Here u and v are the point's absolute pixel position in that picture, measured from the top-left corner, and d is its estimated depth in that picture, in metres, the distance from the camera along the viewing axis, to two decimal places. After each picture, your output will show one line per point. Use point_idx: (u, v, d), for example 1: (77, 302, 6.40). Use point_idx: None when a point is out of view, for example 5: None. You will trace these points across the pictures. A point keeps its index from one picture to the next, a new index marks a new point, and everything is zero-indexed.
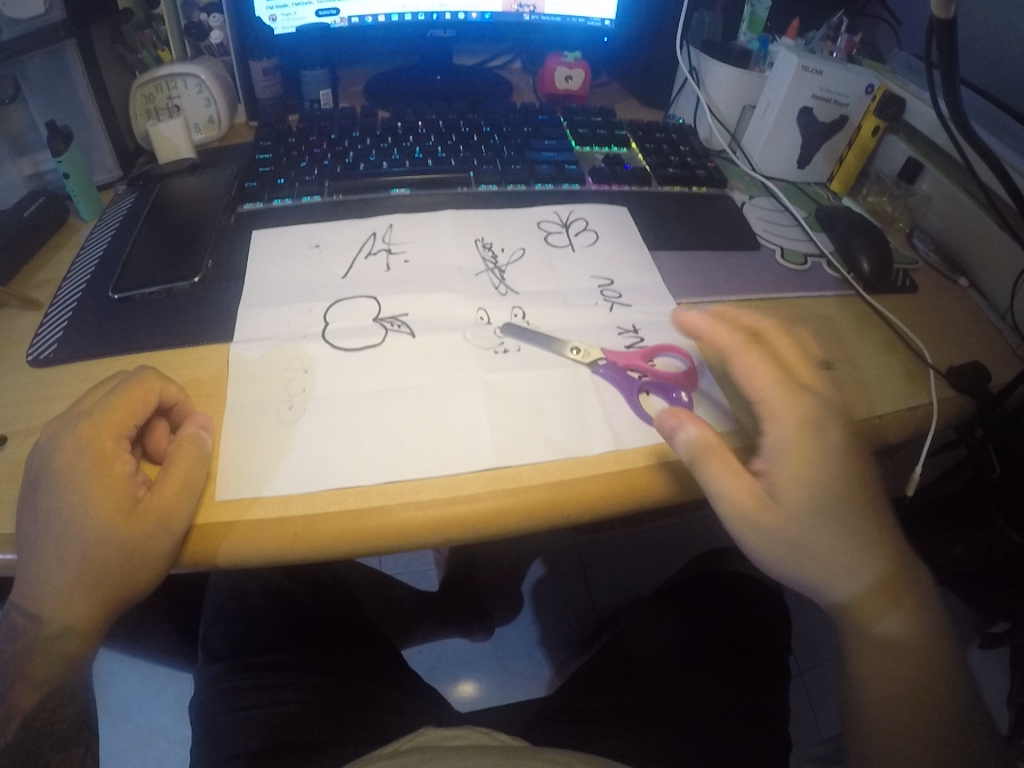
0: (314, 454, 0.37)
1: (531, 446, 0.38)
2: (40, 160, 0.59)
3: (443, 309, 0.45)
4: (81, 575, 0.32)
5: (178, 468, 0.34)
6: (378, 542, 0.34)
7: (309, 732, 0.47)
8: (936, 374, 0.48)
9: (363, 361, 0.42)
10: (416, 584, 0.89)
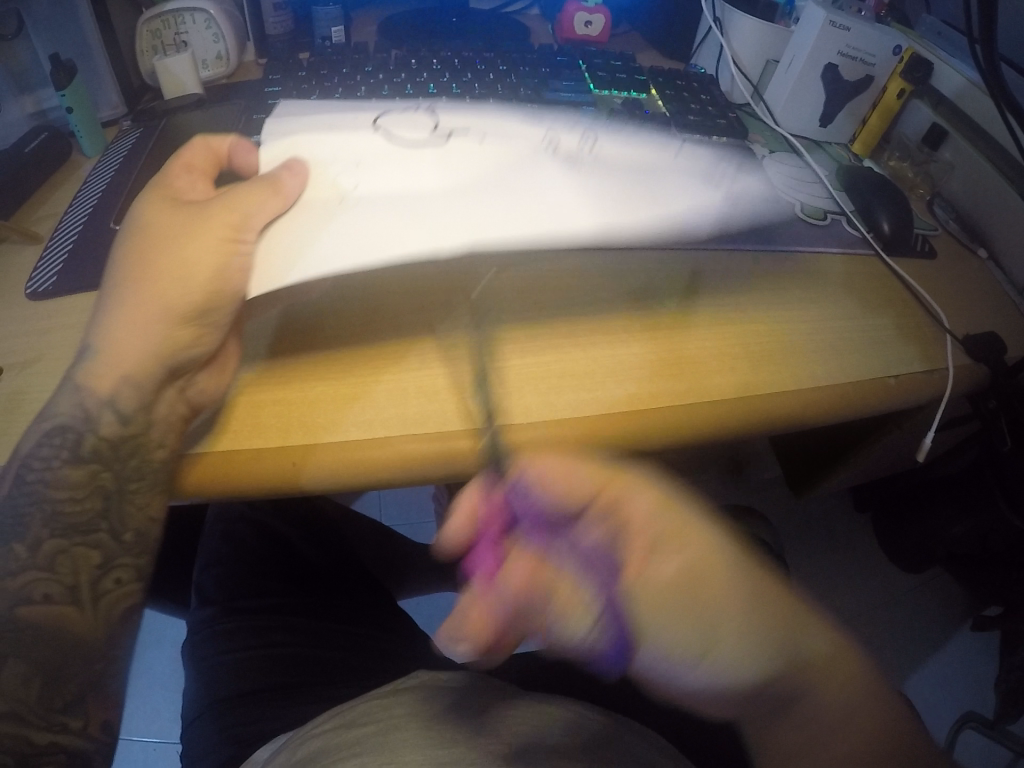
0: (374, 230, 0.37)
1: (624, 230, 0.40)
2: (42, 98, 0.57)
3: (508, 128, 0.46)
4: (134, 285, 0.37)
5: (244, 191, 0.38)
6: (378, 473, 0.34)
7: (304, 674, 0.48)
8: (952, 340, 0.48)
9: (406, 169, 0.41)
10: (414, 536, 0.89)
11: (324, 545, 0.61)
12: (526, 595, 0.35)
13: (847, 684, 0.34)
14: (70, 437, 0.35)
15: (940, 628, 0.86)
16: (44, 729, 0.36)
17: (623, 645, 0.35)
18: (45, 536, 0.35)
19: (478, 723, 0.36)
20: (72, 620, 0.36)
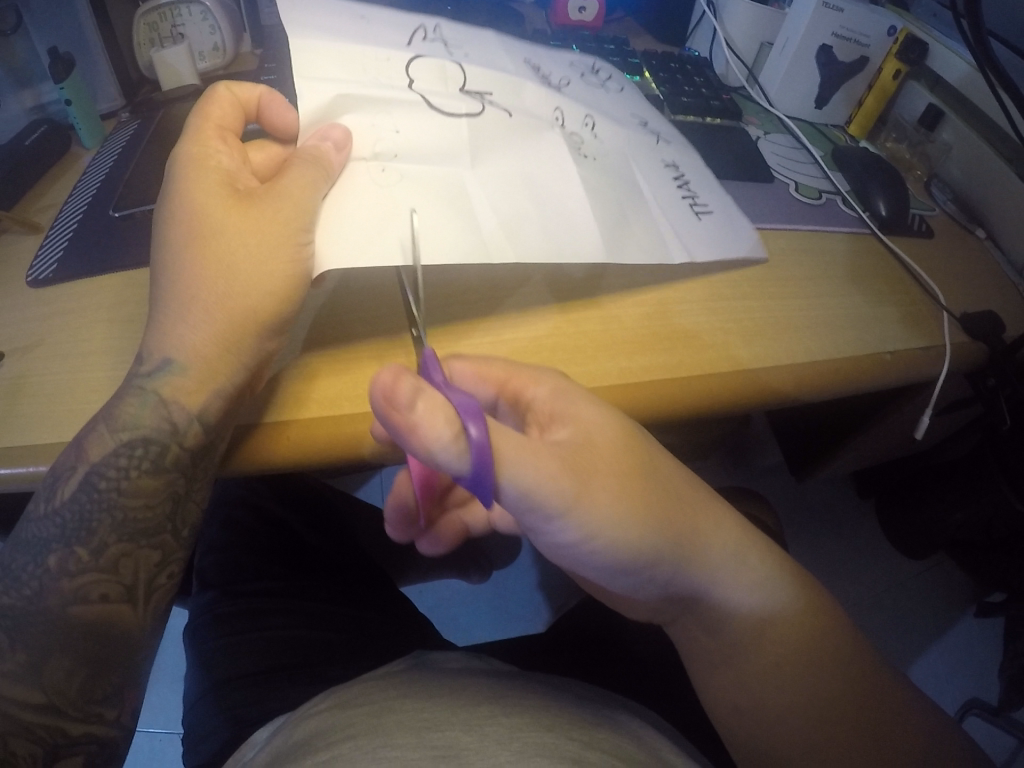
0: (432, 220, 0.36)
1: (629, 252, 0.41)
2: (42, 93, 0.58)
3: (523, 97, 0.46)
4: (203, 290, 0.33)
5: (300, 179, 0.34)
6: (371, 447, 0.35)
7: (303, 655, 0.48)
8: (949, 317, 0.48)
9: (444, 139, 0.41)
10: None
11: (323, 528, 0.62)
12: (390, 409, 0.26)
13: (760, 600, 0.36)
14: (153, 448, 0.33)
15: (944, 613, 0.86)
16: (80, 720, 0.35)
17: (483, 475, 0.26)
18: (111, 539, 0.34)
19: (476, 704, 0.36)
20: (126, 618, 0.35)
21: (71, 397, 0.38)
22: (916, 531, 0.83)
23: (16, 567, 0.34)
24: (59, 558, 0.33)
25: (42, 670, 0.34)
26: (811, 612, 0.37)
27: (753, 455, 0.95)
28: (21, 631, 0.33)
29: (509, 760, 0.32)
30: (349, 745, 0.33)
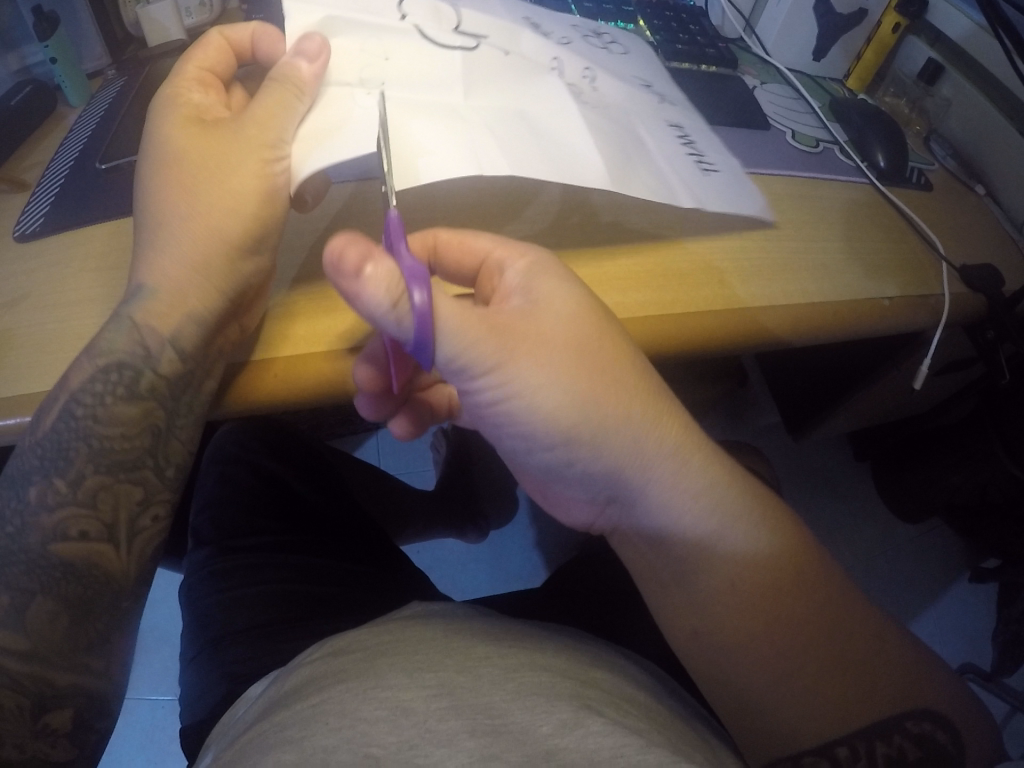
0: (422, 137, 0.34)
1: (636, 184, 0.39)
2: (26, 54, 0.57)
3: (519, 41, 0.44)
4: (179, 219, 0.34)
5: (271, 100, 0.34)
6: (346, 385, 0.37)
7: (295, 609, 0.49)
8: (948, 267, 0.47)
9: (436, 71, 0.39)
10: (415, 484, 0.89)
11: (318, 484, 0.62)
12: (337, 271, 0.27)
13: (722, 533, 0.36)
14: (127, 374, 0.34)
15: (940, 578, 0.86)
16: (67, 671, 0.35)
17: (422, 342, 0.28)
18: (89, 471, 0.34)
19: (470, 646, 0.36)
20: (109, 560, 0.35)
21: (59, 343, 0.38)
22: (911, 493, 0.82)
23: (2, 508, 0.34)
24: (38, 489, 0.34)
25: (26, 613, 0.33)
26: (792, 561, 0.37)
27: (750, 417, 0.95)
28: (5, 572, 0.33)
29: (504, 698, 0.32)
30: (340, 688, 0.33)
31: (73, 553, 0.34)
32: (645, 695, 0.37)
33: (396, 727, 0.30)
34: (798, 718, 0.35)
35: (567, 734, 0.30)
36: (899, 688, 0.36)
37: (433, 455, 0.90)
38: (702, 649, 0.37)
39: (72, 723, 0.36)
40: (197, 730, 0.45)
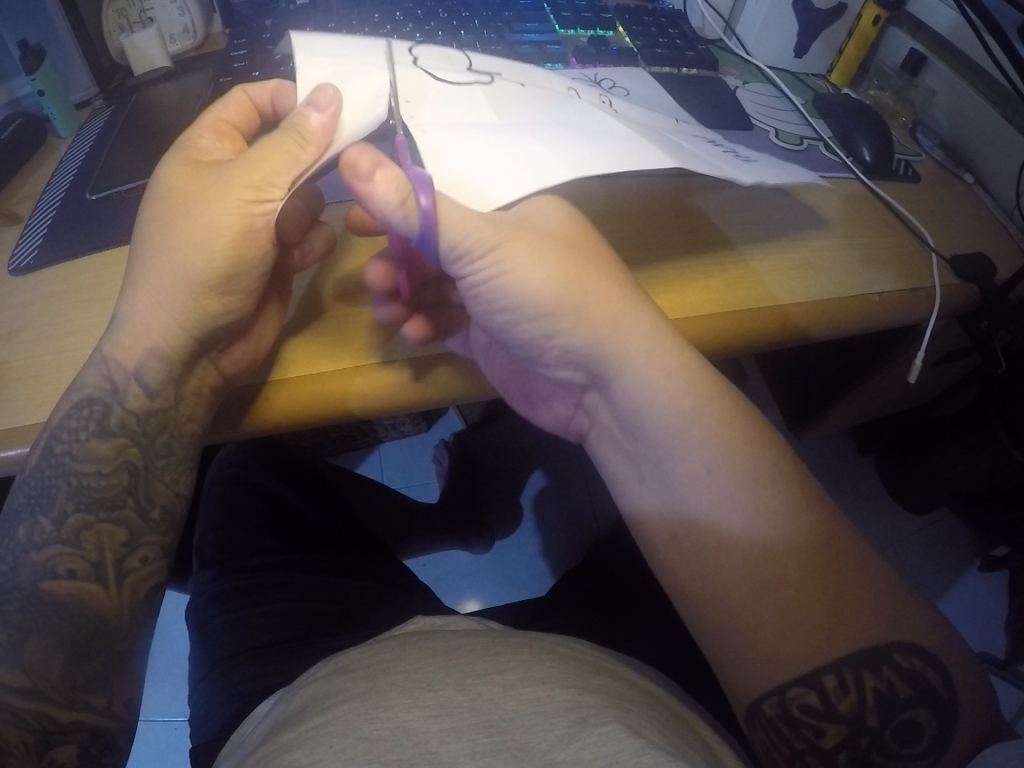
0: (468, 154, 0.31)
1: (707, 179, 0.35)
2: (15, 87, 0.57)
3: (533, 76, 0.42)
4: (153, 259, 0.34)
5: (268, 147, 0.33)
6: (343, 407, 0.37)
7: (298, 628, 0.49)
8: (939, 259, 0.47)
9: (460, 99, 0.36)
10: (419, 496, 0.89)
11: (321, 502, 0.62)
12: (353, 174, 0.30)
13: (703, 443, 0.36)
14: (98, 408, 0.35)
15: (949, 568, 0.86)
16: (67, 707, 0.35)
17: (426, 235, 0.30)
18: (70, 508, 0.35)
19: (470, 662, 0.36)
20: (100, 599, 0.36)
21: (53, 376, 0.38)
22: (915, 483, 0.82)
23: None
24: (27, 528, 0.35)
25: (23, 651, 0.34)
26: (803, 535, 0.35)
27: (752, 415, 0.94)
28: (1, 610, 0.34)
29: (505, 717, 0.32)
30: (344, 708, 0.33)
31: (69, 590, 0.35)
32: (647, 700, 0.37)
33: (401, 747, 0.30)
34: (768, 650, 0.34)
35: (565, 748, 0.31)
36: (893, 642, 0.34)
37: (436, 465, 0.90)
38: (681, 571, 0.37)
39: (79, 759, 0.36)
40: (205, 752, 0.46)
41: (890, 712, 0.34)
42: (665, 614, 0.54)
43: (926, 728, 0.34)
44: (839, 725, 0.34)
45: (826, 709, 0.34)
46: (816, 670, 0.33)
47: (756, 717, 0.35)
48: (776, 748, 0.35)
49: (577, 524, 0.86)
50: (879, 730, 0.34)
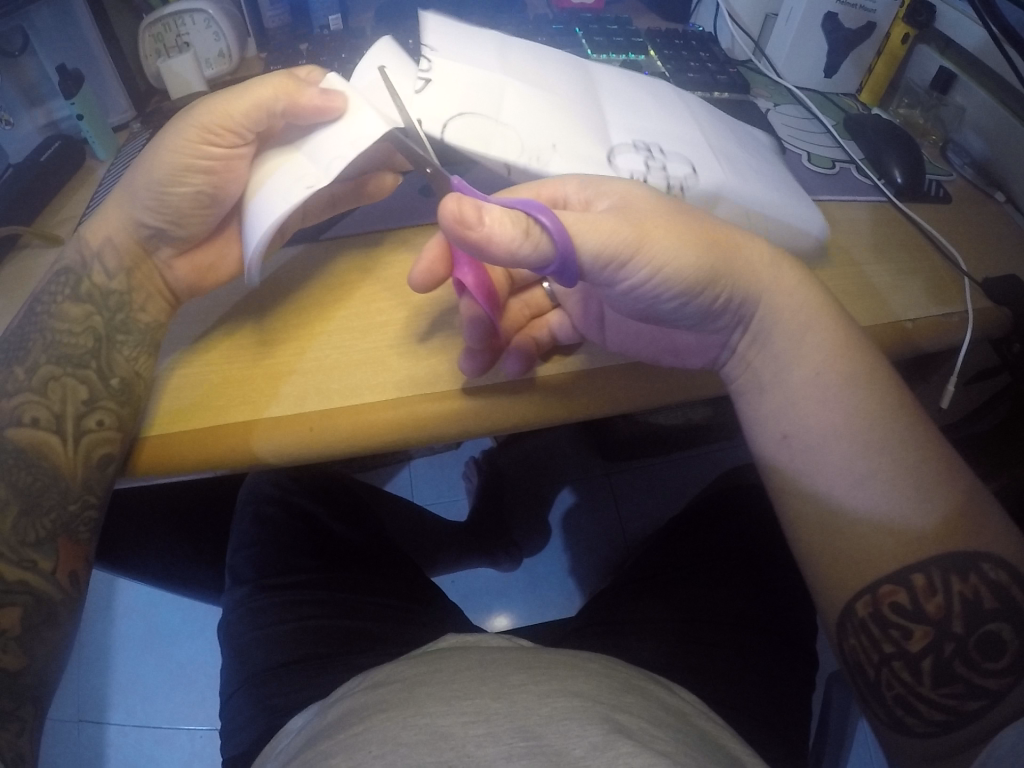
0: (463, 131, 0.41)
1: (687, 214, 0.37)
2: (53, 109, 0.58)
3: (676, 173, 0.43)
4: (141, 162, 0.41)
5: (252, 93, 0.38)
6: (390, 435, 0.36)
7: (336, 644, 0.50)
8: (972, 283, 0.46)
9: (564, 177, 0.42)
10: (447, 513, 0.90)
11: (354, 523, 0.63)
12: (462, 230, 0.29)
13: (789, 353, 0.39)
14: (71, 276, 0.40)
15: None
16: (15, 565, 0.36)
17: (562, 263, 0.30)
18: (43, 359, 0.37)
19: (505, 675, 0.36)
20: (57, 452, 0.36)
21: None
22: None
23: (33, 491, 0.36)
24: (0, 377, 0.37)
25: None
26: (908, 445, 0.38)
27: None
28: None
29: (541, 723, 0.33)
30: (384, 714, 0.34)
31: (32, 433, 0.36)
32: (679, 720, 0.37)
33: (437, 749, 0.31)
34: (871, 557, 0.38)
35: (598, 757, 0.31)
36: (978, 549, 0.36)
37: (465, 481, 0.91)
38: (820, 521, 0.39)
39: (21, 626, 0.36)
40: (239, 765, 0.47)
41: (977, 619, 0.36)
42: (711, 644, 0.53)
43: (1009, 643, 0.35)
44: (928, 627, 0.37)
45: (915, 609, 0.37)
46: (904, 568, 0.37)
47: (849, 621, 0.39)
48: (865, 653, 0.38)
49: (603, 542, 0.86)
50: (965, 637, 0.36)
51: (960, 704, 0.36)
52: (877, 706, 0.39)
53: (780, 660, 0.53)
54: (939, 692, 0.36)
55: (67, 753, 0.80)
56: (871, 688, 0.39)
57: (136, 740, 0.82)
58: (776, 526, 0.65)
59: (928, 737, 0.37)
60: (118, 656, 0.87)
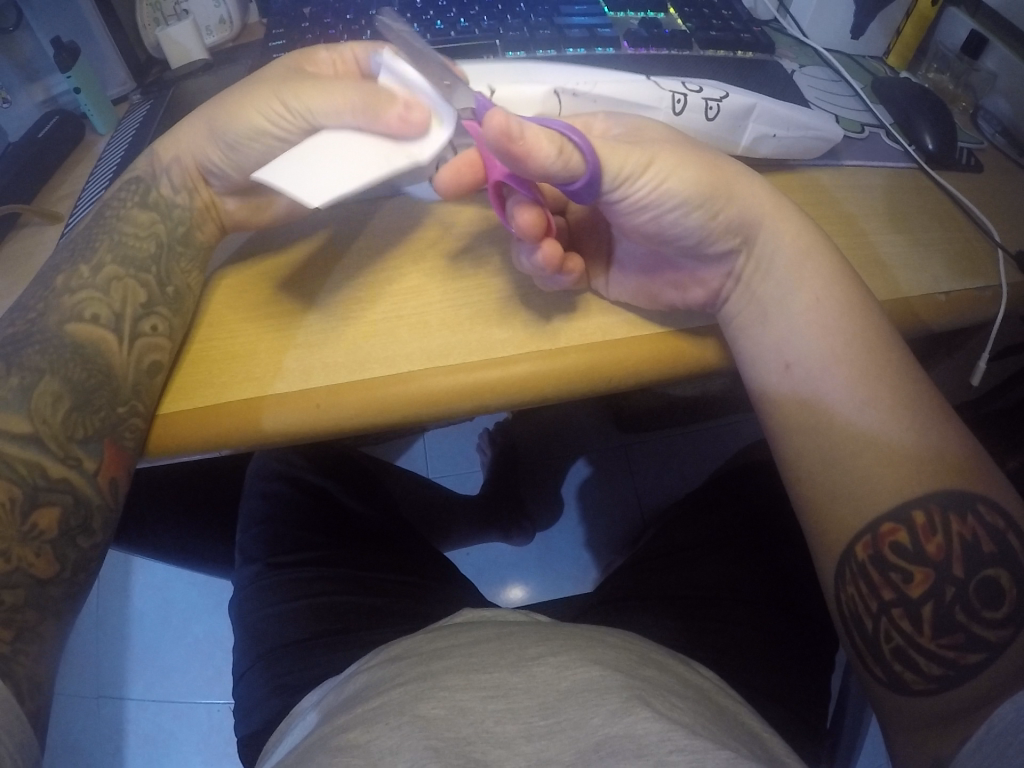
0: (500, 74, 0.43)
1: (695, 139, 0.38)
2: (51, 85, 0.56)
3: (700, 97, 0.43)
4: (214, 114, 0.41)
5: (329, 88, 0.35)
6: (402, 409, 0.34)
7: (339, 621, 0.49)
8: (1004, 254, 0.44)
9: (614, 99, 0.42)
10: (460, 488, 0.89)
11: (366, 498, 0.62)
12: (507, 143, 0.28)
13: (788, 278, 0.38)
14: (142, 186, 0.41)
15: None
16: (60, 460, 0.32)
17: (594, 177, 0.31)
18: (109, 260, 0.37)
19: (523, 645, 0.35)
20: (111, 351, 0.35)
21: None
22: None
23: (86, 385, 0.34)
24: (65, 277, 0.37)
25: (32, 392, 0.32)
26: (904, 380, 0.36)
27: None
28: (21, 350, 0.33)
29: (558, 697, 0.32)
30: (400, 688, 0.33)
31: (88, 325, 0.35)
32: (701, 697, 0.36)
33: (456, 726, 0.30)
34: (874, 491, 0.35)
35: (616, 722, 0.30)
36: (977, 490, 0.35)
37: (478, 452, 0.90)
38: (816, 451, 0.37)
39: (61, 528, 0.32)
40: (252, 742, 0.46)
41: (976, 563, 0.34)
42: (729, 622, 0.52)
43: (1009, 590, 0.33)
44: (929, 570, 0.34)
45: (916, 551, 0.34)
46: (904, 503, 0.34)
47: (847, 567, 0.36)
48: (862, 602, 0.36)
49: (618, 514, 0.85)
50: (965, 582, 0.34)
51: (960, 656, 0.33)
52: (873, 662, 0.36)
53: (801, 639, 0.52)
54: (939, 642, 0.34)
55: (87, 730, 0.81)
56: (867, 642, 0.36)
57: (154, 715, 0.82)
58: (789, 503, 0.62)
59: (925, 694, 0.34)
60: (133, 634, 0.87)
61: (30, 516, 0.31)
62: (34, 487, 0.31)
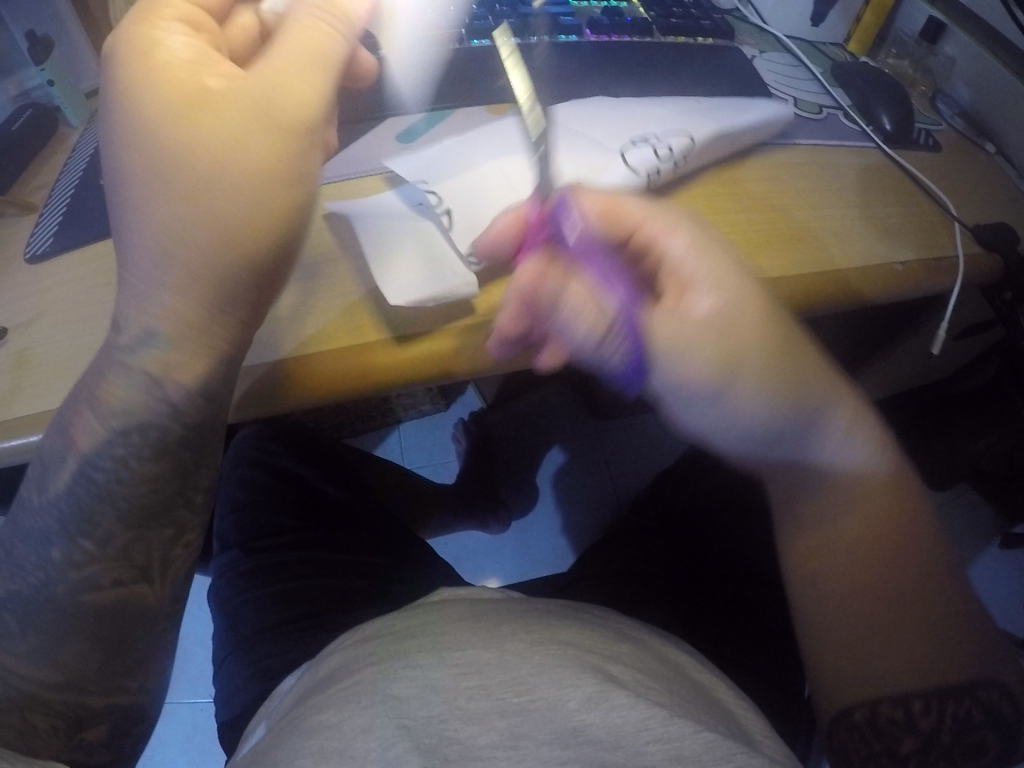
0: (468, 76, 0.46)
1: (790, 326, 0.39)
2: (24, 79, 0.57)
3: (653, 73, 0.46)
4: (172, 172, 0.32)
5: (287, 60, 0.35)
6: (370, 377, 0.36)
7: (315, 601, 0.50)
8: (961, 228, 0.46)
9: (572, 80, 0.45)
10: (437, 478, 0.89)
11: (343, 481, 0.63)
12: None
13: (839, 466, 0.40)
14: (149, 428, 0.34)
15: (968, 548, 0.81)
16: (103, 694, 0.38)
17: None
18: (119, 529, 0.35)
19: (496, 622, 0.36)
20: (146, 594, 0.37)
21: (73, 361, 0.39)
22: None
23: (120, 631, 0.37)
24: (62, 550, 0.35)
25: (60, 653, 0.36)
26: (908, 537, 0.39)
27: None
28: (38, 619, 0.35)
29: (532, 672, 0.33)
30: (374, 668, 0.33)
31: (116, 589, 0.36)
32: (669, 667, 0.37)
33: (427, 703, 0.31)
34: (885, 665, 0.38)
35: (593, 708, 0.31)
36: (977, 679, 0.38)
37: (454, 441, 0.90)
38: (834, 610, 0.39)
39: (111, 733, 0.39)
40: (232, 728, 0.47)
41: (963, 731, 0.38)
42: (701, 596, 0.53)
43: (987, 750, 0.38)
44: (918, 737, 0.37)
45: (909, 722, 0.37)
46: (905, 685, 0.37)
47: (846, 718, 0.39)
48: (853, 746, 0.39)
49: (595, 501, 0.86)
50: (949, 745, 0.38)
51: None
52: None
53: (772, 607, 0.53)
54: None
55: None
56: None
57: None
58: None
59: None
60: None
61: (88, 733, 0.38)
62: (82, 710, 0.37)
